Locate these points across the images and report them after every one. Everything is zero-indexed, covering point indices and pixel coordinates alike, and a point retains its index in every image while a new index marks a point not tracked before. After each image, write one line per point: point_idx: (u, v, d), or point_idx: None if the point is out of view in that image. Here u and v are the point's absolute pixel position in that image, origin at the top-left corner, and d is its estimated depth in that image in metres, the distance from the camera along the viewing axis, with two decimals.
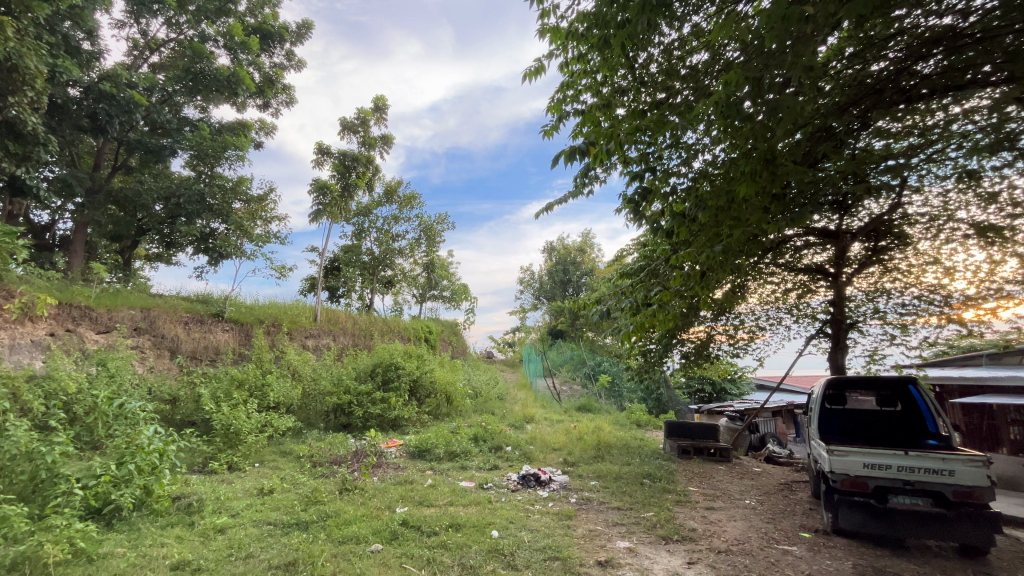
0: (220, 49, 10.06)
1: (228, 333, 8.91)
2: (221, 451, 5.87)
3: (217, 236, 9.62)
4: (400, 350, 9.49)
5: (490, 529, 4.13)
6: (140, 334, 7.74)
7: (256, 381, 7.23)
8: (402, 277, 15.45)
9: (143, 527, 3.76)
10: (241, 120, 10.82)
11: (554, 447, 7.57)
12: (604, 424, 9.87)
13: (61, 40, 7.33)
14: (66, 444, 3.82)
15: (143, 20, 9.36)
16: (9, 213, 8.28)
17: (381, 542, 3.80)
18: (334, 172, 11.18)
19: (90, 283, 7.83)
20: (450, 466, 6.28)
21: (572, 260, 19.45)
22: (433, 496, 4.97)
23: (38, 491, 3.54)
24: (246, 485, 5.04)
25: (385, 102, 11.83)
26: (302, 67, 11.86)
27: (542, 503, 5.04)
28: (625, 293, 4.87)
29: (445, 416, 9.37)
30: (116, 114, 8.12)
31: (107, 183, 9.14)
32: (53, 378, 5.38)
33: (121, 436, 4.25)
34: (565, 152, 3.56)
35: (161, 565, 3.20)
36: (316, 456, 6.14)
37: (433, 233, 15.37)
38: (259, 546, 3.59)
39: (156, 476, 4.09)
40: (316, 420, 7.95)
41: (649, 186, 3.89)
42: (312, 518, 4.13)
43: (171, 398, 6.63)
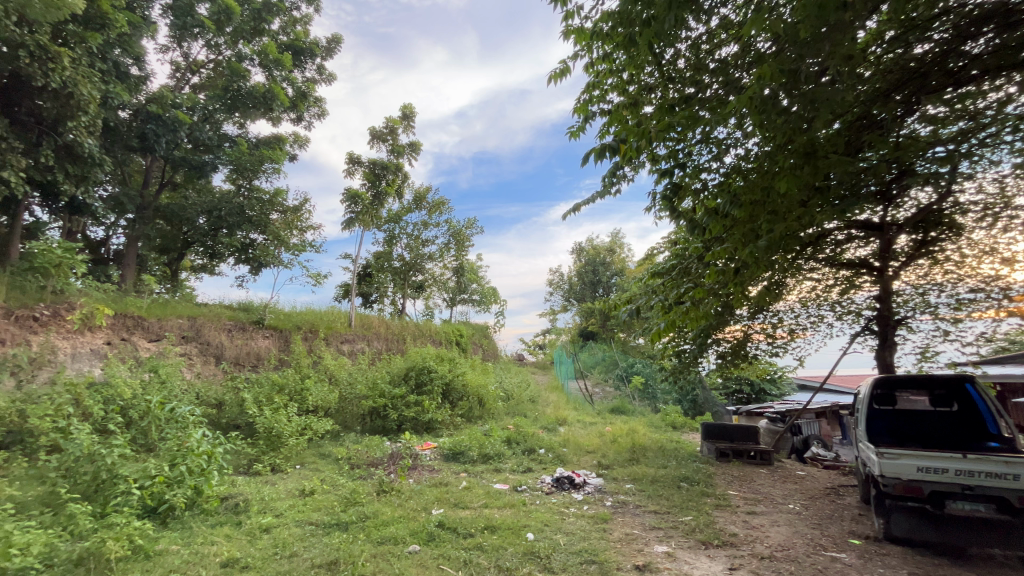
0: (256, 67, 10.51)
1: (269, 340, 9.27)
2: (264, 453, 6.08)
3: (256, 247, 10.02)
4: (432, 354, 9.63)
5: (526, 531, 4.15)
6: (188, 342, 8.10)
7: (296, 386, 7.47)
8: (432, 281, 15.69)
9: (194, 526, 3.93)
10: (276, 134, 11.20)
11: (588, 450, 7.49)
12: (639, 426, 9.72)
13: (112, 66, 7.77)
14: (124, 447, 4.07)
15: (185, 43, 9.89)
16: (69, 231, 8.87)
17: (419, 543, 3.86)
18: (365, 180, 11.45)
19: (142, 294, 8.27)
20: (484, 468, 6.32)
21: (601, 260, 19.13)
22: (468, 498, 5.01)
23: (99, 491, 3.80)
24: (288, 486, 5.19)
25: (413, 110, 12.03)
26: (332, 80, 12.20)
27: (577, 507, 5.00)
28: (658, 292, 4.76)
29: (477, 419, 9.40)
30: (162, 133, 8.57)
31: (155, 199, 9.65)
32: (110, 386, 5.69)
33: (173, 440, 4.49)
34: (598, 149, 3.48)
35: (212, 563, 3.35)
36: (354, 459, 6.28)
37: (462, 237, 15.52)
38: (302, 546, 3.72)
39: (205, 477, 4.28)
40: (353, 424, 8.10)
41: (679, 183, 3.82)
42: (352, 519, 4.23)
43: (217, 402, 6.93)
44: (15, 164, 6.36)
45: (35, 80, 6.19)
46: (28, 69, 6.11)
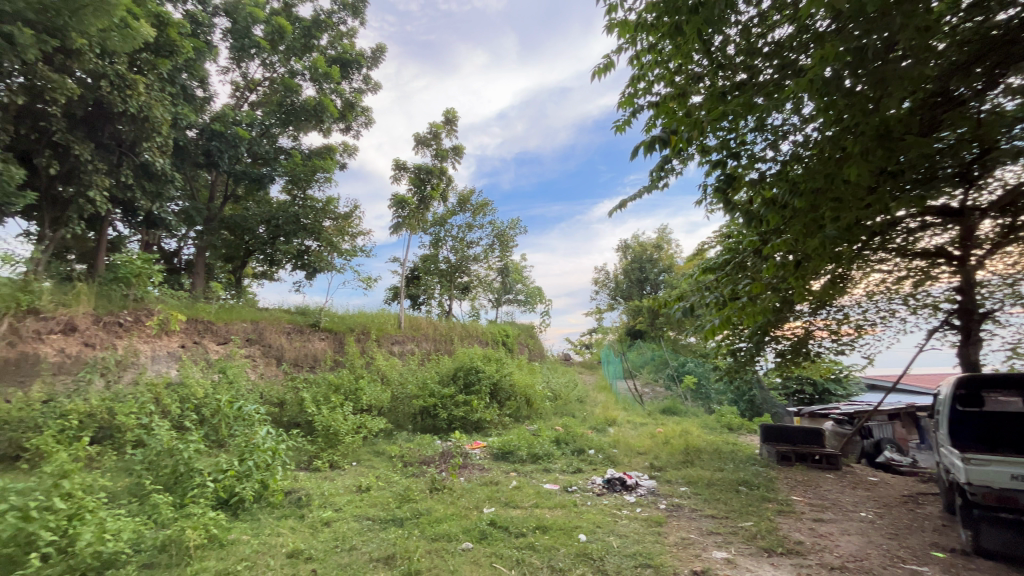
0: (307, 82, 11.01)
1: (325, 342, 9.70)
2: (324, 450, 6.35)
3: (311, 253, 10.50)
4: (479, 354, 9.74)
5: (578, 532, 4.11)
6: (252, 344, 8.60)
7: (350, 386, 7.77)
8: (477, 283, 15.87)
9: (262, 517, 4.16)
10: (327, 144, 11.68)
11: (640, 452, 7.32)
12: (692, 427, 9.39)
13: (180, 90, 8.36)
14: (199, 442, 4.38)
15: (244, 64, 10.50)
16: (147, 243, 9.64)
17: (471, 540, 3.90)
18: (411, 186, 11.74)
19: (211, 300, 8.85)
20: (534, 468, 6.32)
21: (648, 257, 18.65)
22: (519, 497, 5.03)
23: (178, 482, 4.11)
24: (345, 482, 5.39)
25: (455, 114, 12.22)
26: (378, 90, 12.59)
27: (630, 509, 4.90)
28: (710, 289, 4.57)
29: (525, 419, 9.41)
30: (225, 149, 9.24)
31: (220, 211, 10.32)
32: (185, 386, 6.13)
33: (241, 436, 4.78)
34: (646, 142, 3.36)
35: (279, 553, 3.53)
36: (407, 456, 6.45)
37: (506, 238, 15.60)
38: (361, 539, 3.85)
39: (270, 472, 4.53)
40: (405, 423, 8.31)
41: (733, 174, 3.65)
42: (407, 515, 4.34)
43: (279, 401, 7.31)
44: (99, 183, 7.05)
45: (116, 106, 6.81)
46: (109, 97, 6.75)
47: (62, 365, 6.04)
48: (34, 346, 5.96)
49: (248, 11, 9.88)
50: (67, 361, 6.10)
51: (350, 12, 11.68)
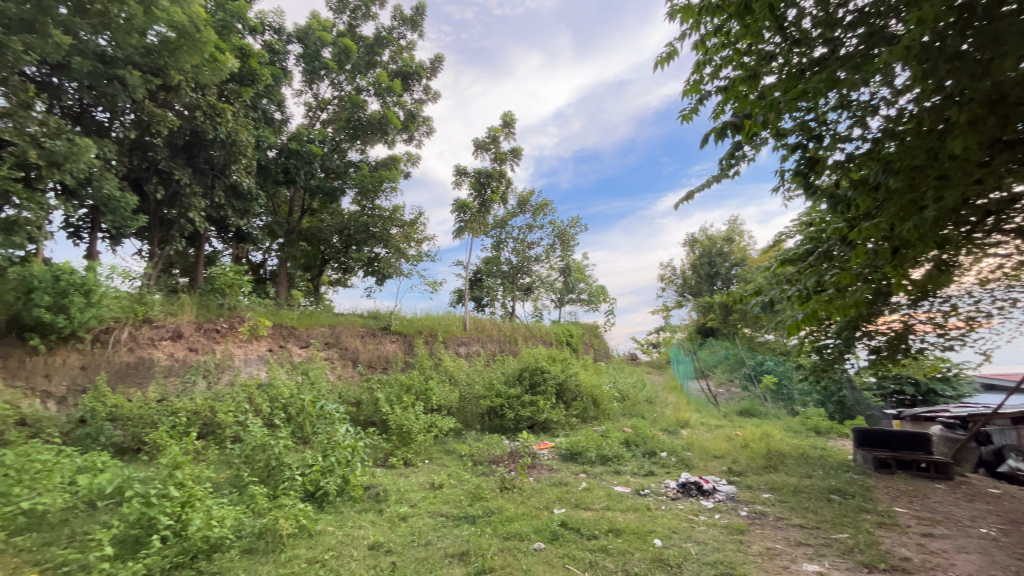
0: (372, 97, 11.57)
1: (395, 344, 10.12)
2: (398, 448, 6.62)
3: (380, 260, 11.02)
4: (544, 354, 9.73)
5: (653, 537, 3.97)
6: (330, 347, 9.13)
7: (421, 386, 8.07)
8: (539, 283, 15.89)
9: (344, 510, 4.39)
10: (391, 155, 12.19)
11: (716, 455, 6.95)
12: (773, 430, 8.80)
13: (261, 114, 9.09)
14: (287, 439, 4.73)
15: (315, 85, 11.22)
16: (237, 256, 10.57)
17: (543, 541, 3.89)
18: (471, 190, 11.97)
19: (293, 307, 9.53)
20: (604, 470, 6.19)
21: (718, 251, 17.72)
22: (589, 499, 4.95)
23: (271, 476, 4.46)
24: (419, 479, 5.57)
25: (513, 117, 12.30)
26: (437, 99, 12.96)
27: (708, 515, 4.66)
28: (791, 281, 4.23)
29: (593, 420, 9.27)
30: (301, 166, 9.93)
31: (298, 224, 11.09)
32: (273, 386, 6.63)
33: (324, 434, 5.10)
34: (714, 129, 3.18)
35: (362, 544, 3.71)
36: (477, 455, 6.57)
37: (567, 237, 15.47)
38: (435, 535, 3.97)
39: (351, 468, 4.78)
40: (473, 422, 8.46)
41: (814, 156, 3.36)
42: (479, 513, 4.42)
43: (356, 401, 7.71)
44: (196, 205, 7.83)
45: (208, 133, 7.53)
46: (203, 125, 7.48)
47: (171, 368, 6.75)
48: (148, 351, 6.70)
49: (317, 36, 10.57)
50: (176, 365, 6.81)
51: (409, 27, 12.13)
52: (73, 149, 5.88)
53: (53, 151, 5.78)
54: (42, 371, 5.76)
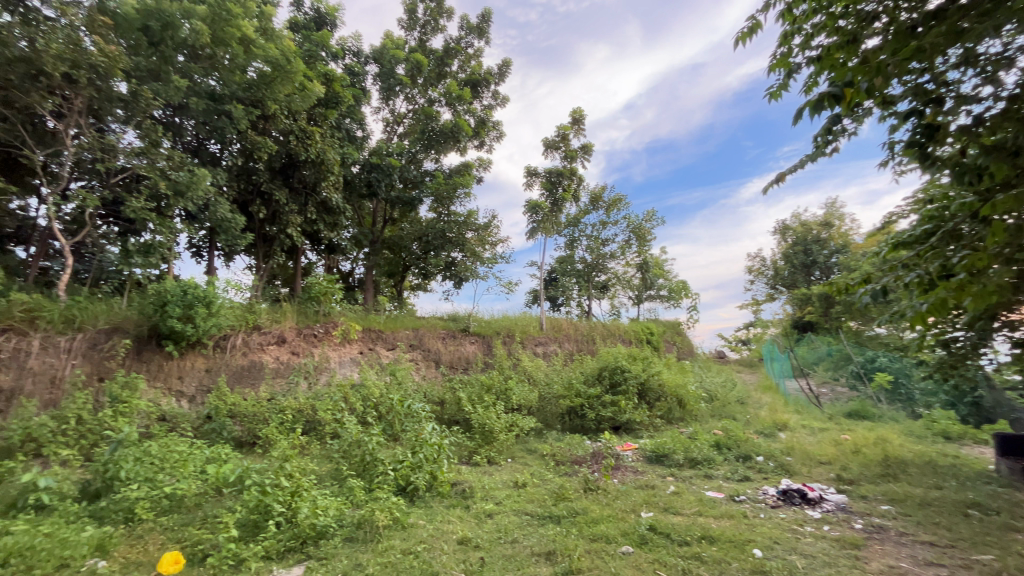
0: (444, 107, 11.98)
1: (475, 345, 10.39)
2: (481, 446, 6.78)
3: (457, 264, 11.36)
4: (623, 353, 9.46)
5: (752, 547, 3.70)
6: (415, 349, 9.56)
7: (501, 386, 8.21)
8: (616, 280, 15.54)
9: (433, 505, 4.56)
10: (464, 162, 12.54)
11: (822, 462, 6.33)
12: (890, 434, 7.86)
13: (345, 133, 9.76)
14: (379, 436, 5.03)
15: (391, 101, 11.85)
16: (330, 267, 11.44)
17: (632, 544, 3.77)
18: (543, 190, 11.97)
19: (380, 312, 10.11)
20: (693, 473, 5.88)
21: (814, 237, 16.16)
22: (679, 503, 4.73)
23: (366, 470, 4.76)
24: (503, 477, 5.65)
25: (582, 113, 12.13)
26: (506, 103, 13.13)
27: (815, 526, 4.26)
28: (909, 267, 3.71)
29: (679, 421, 8.87)
30: (382, 178, 10.53)
31: (381, 234, 11.76)
32: (365, 387, 7.06)
33: (412, 432, 5.35)
34: (808, 102, 2.84)
35: (452, 539, 3.84)
36: (559, 455, 6.54)
37: (643, 232, 14.96)
38: (521, 533, 4.00)
39: (438, 464, 4.95)
40: (553, 422, 8.44)
41: (934, 123, 2.92)
42: (563, 513, 4.39)
43: (440, 400, 8.01)
44: (293, 221, 8.57)
45: (300, 154, 8.21)
46: (296, 148, 8.18)
47: (278, 370, 7.46)
48: (258, 355, 7.45)
49: (391, 54, 11.15)
50: (282, 367, 7.51)
51: (476, 35, 12.41)
52: (193, 178, 6.71)
53: (178, 181, 6.65)
54: (176, 373, 6.61)
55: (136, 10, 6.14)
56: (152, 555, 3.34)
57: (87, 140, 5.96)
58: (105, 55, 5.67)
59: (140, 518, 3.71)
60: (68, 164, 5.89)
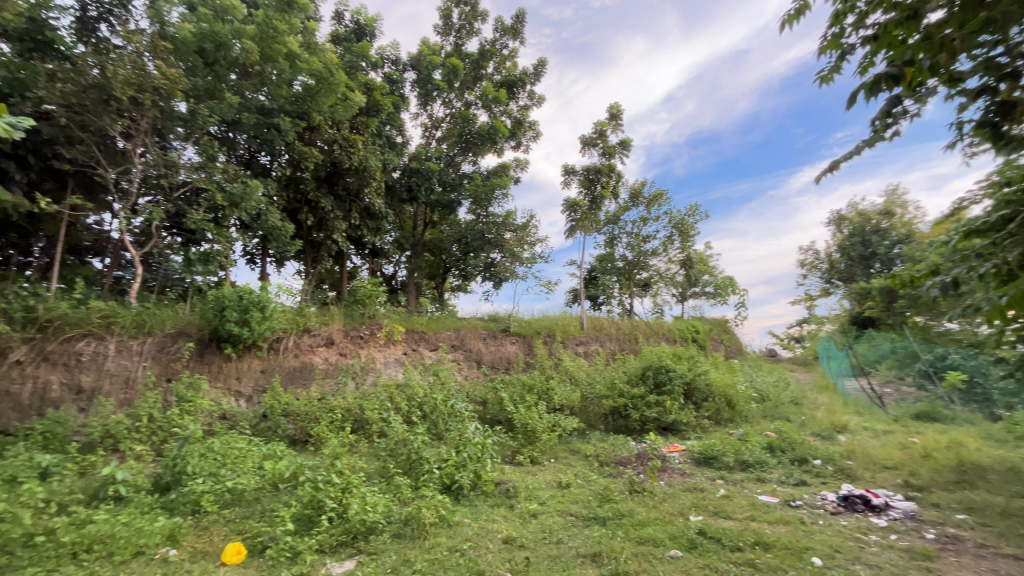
0: (481, 110, 12.08)
1: (515, 345, 10.42)
2: (524, 446, 6.78)
3: (497, 265, 11.28)
4: (668, 352, 9.22)
5: (810, 555, 3.52)
6: (457, 349, 9.70)
7: (542, 385, 8.21)
8: (658, 278, 15.20)
9: (478, 504, 4.61)
10: (501, 163, 12.60)
11: (887, 466, 5.93)
12: (964, 437, 7.28)
13: (385, 140, 10.03)
14: (424, 435, 5.14)
15: (429, 106, 12.07)
16: (374, 270, 11.79)
17: (681, 548, 3.67)
18: (581, 188, 11.85)
19: (423, 313, 10.31)
20: (745, 477, 5.66)
21: (873, 227, 15.18)
22: (730, 507, 4.56)
23: (412, 468, 4.88)
24: (547, 477, 5.64)
25: (620, 108, 11.92)
26: (542, 102, 13.10)
27: (880, 535, 4.00)
28: (983, 257, 3.41)
29: (728, 423, 8.56)
30: (422, 182, 10.75)
31: (422, 237, 12.01)
32: (409, 387, 7.23)
33: (456, 431, 5.42)
34: (863, 83, 2.62)
35: (497, 538, 3.86)
36: (603, 456, 6.46)
37: (686, 227, 14.54)
38: (566, 534, 3.98)
39: (481, 463, 4.98)
40: (596, 422, 8.33)
41: (1010, 99, 2.66)
42: (609, 515, 4.33)
43: (482, 400, 8.08)
44: (339, 228, 8.88)
45: (344, 161, 8.49)
46: (340, 156, 8.47)
47: (328, 371, 7.75)
48: (309, 356, 7.77)
49: (428, 60, 11.36)
50: (331, 368, 7.80)
51: (510, 36, 12.45)
52: (246, 190, 7.09)
53: (233, 193, 7.03)
54: (235, 374, 6.99)
55: (192, 34, 6.61)
56: (217, 546, 3.55)
57: (152, 158, 6.41)
58: (165, 78, 6.09)
59: (205, 509, 3.97)
60: (136, 181, 6.37)
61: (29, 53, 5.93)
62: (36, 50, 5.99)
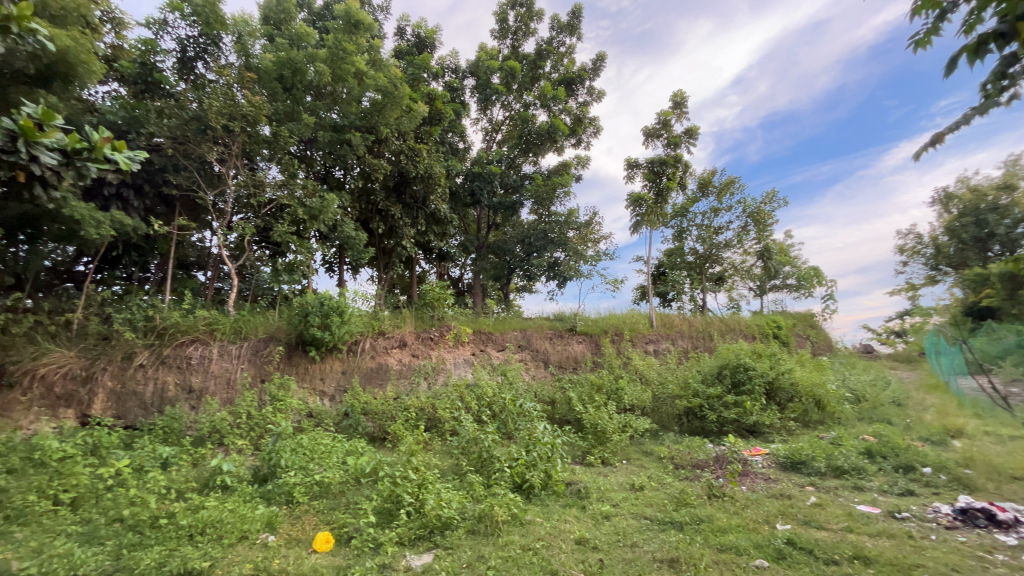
0: (540, 109, 12.08)
1: (582, 345, 10.28)
2: (595, 446, 6.67)
3: (561, 264, 11.15)
4: (746, 349, 8.67)
5: (921, 573, 3.16)
6: (524, 349, 9.75)
7: (611, 385, 8.07)
8: (732, 271, 14.47)
9: (550, 504, 4.59)
10: (562, 161, 12.51)
11: (1016, 478, 5.17)
12: None
13: (447, 147, 10.35)
14: (494, 434, 5.21)
15: (488, 110, 12.27)
16: (441, 274, 12.17)
17: (767, 559, 3.44)
18: (646, 181, 11.48)
19: (489, 314, 10.47)
20: (840, 484, 5.19)
21: (989, 205, 13.35)
22: (823, 517, 4.20)
23: (485, 466, 4.97)
24: (619, 479, 5.51)
25: (684, 95, 11.41)
26: (602, 96, 12.86)
27: (1009, 555, 3.51)
28: None
29: (818, 425, 7.90)
30: (484, 186, 10.96)
31: (486, 239, 12.21)
32: (478, 387, 7.36)
33: (525, 431, 5.46)
34: (965, 45, 2.26)
35: (570, 538, 3.83)
36: (678, 459, 6.20)
37: (763, 215, 13.62)
38: (641, 538, 3.86)
39: (552, 463, 4.96)
40: (670, 424, 8.02)
41: None
42: (686, 520, 4.15)
43: (551, 400, 8.06)
44: (408, 234, 9.26)
45: (411, 170, 8.83)
46: (407, 166, 8.82)
47: (402, 371, 8.10)
48: (384, 358, 8.16)
49: (486, 65, 11.56)
50: (405, 368, 8.15)
51: (567, 33, 12.35)
52: (324, 203, 7.60)
53: (312, 207, 7.56)
54: (319, 375, 7.50)
55: (272, 63, 7.28)
56: (308, 534, 3.84)
57: (242, 180, 7.07)
58: (251, 105, 6.68)
59: (297, 500, 4.30)
60: (230, 201, 7.05)
61: (141, 94, 6.77)
62: (147, 90, 6.79)
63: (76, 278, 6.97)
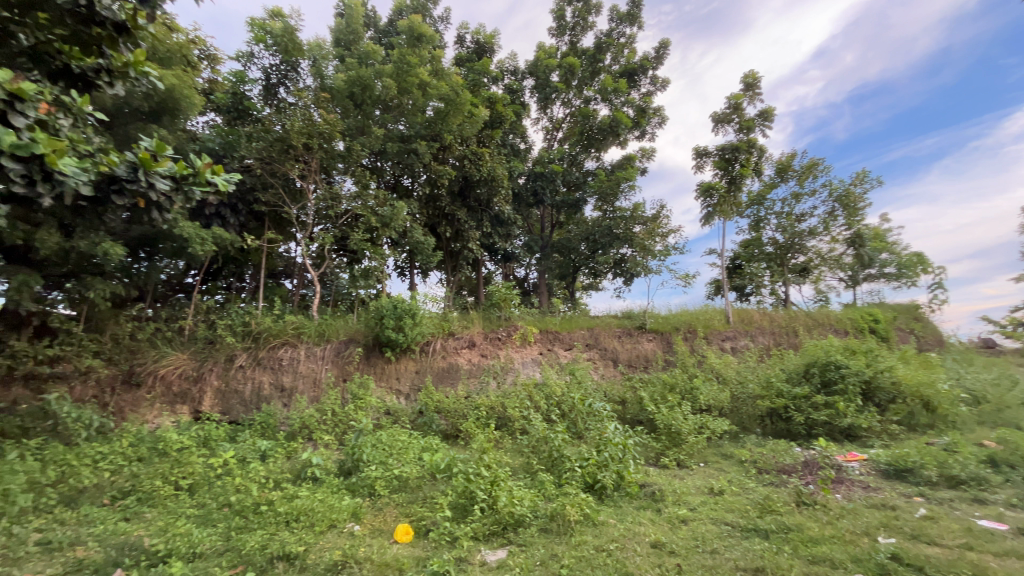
0: (601, 103, 11.88)
1: (653, 343, 9.96)
2: (669, 448, 6.44)
3: (628, 260, 10.89)
4: (837, 346, 7.96)
5: None
6: (592, 348, 9.63)
7: (686, 385, 7.77)
8: (819, 261, 13.31)
9: (623, 505, 4.51)
10: (626, 155, 12.20)
11: None
12: None
13: (508, 149, 10.49)
14: (564, 433, 5.20)
15: (549, 109, 12.27)
16: (507, 274, 12.33)
17: (868, 574, 3.15)
18: (716, 170, 10.91)
19: (555, 313, 10.44)
20: (955, 496, 4.62)
21: None
22: (935, 531, 3.77)
23: (556, 466, 4.97)
24: (696, 482, 5.28)
25: (756, 75, 10.71)
26: (666, 85, 12.41)
27: None
28: None
29: (926, 429, 7.09)
30: (547, 185, 10.97)
31: (550, 238, 12.20)
32: (547, 386, 7.37)
33: (595, 431, 5.39)
34: None
35: (645, 541, 3.73)
36: (761, 463, 5.83)
37: (853, 199, 12.44)
38: (722, 544, 3.68)
39: (624, 464, 4.84)
40: (752, 425, 7.56)
41: None
42: (772, 528, 3.90)
43: (621, 399, 7.89)
44: (473, 237, 9.49)
45: (475, 174, 9.02)
46: (471, 171, 9.02)
47: (472, 371, 8.30)
48: (455, 358, 8.41)
49: (545, 64, 11.56)
50: (474, 368, 8.34)
51: (627, 23, 12.04)
52: (394, 211, 8.00)
53: (383, 215, 7.97)
54: (395, 374, 7.88)
55: (344, 82, 7.78)
56: (389, 525, 4.05)
57: (321, 193, 7.61)
58: (327, 123, 7.19)
59: (378, 493, 4.55)
60: (311, 214, 7.61)
61: (234, 121, 7.49)
62: (238, 117, 7.50)
63: (186, 288, 7.89)
